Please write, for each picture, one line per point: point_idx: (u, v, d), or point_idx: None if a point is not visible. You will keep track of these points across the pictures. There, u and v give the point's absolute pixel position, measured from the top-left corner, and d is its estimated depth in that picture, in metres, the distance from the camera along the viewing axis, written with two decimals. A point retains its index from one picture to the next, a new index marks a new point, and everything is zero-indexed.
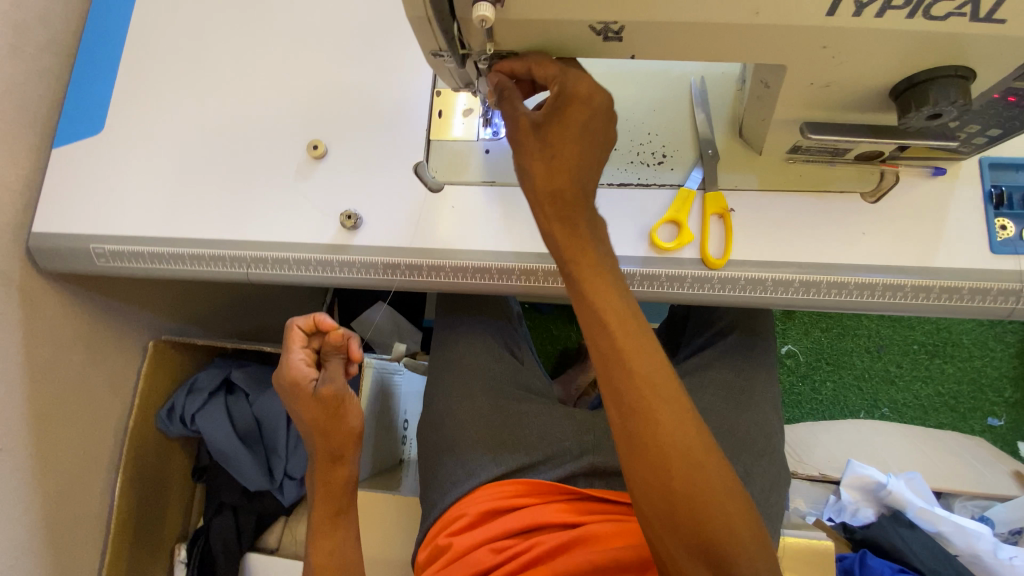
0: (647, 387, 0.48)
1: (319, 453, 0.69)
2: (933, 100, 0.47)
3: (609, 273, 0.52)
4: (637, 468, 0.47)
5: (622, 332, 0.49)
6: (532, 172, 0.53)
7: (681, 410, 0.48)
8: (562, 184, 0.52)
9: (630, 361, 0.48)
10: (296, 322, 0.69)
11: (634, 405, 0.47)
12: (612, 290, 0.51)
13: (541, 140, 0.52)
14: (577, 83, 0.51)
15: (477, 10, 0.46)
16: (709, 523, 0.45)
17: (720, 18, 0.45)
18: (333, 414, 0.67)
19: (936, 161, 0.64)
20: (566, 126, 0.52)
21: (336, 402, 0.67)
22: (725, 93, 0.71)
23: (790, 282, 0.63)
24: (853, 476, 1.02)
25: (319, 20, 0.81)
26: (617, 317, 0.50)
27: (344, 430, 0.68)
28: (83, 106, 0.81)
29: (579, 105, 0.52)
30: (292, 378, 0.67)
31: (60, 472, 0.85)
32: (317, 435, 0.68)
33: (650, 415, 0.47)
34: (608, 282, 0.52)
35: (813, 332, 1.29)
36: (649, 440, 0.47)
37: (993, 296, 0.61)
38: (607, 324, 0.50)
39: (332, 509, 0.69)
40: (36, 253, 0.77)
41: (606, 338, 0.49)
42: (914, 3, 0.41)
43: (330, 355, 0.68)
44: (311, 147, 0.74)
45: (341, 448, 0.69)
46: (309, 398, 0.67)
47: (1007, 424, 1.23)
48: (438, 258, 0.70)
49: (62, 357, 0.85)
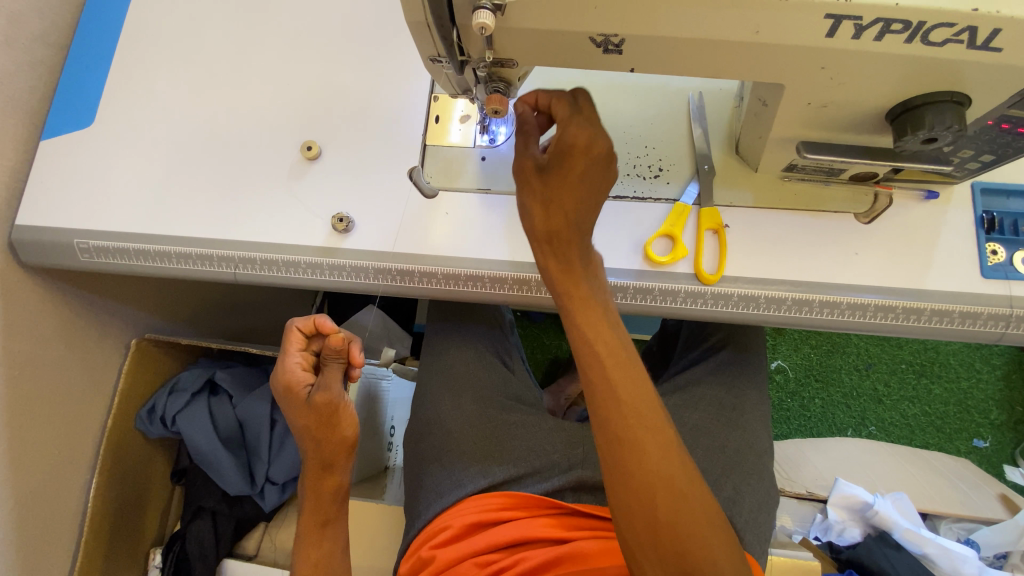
0: (634, 418, 0.48)
1: (310, 461, 0.67)
2: (929, 124, 0.47)
3: (601, 305, 0.53)
4: (621, 498, 0.47)
5: (611, 363, 0.50)
6: (531, 211, 0.54)
7: (666, 440, 0.48)
8: (558, 223, 0.53)
9: (618, 391, 0.49)
10: (295, 324, 0.66)
11: (622, 435, 0.47)
12: (602, 322, 0.52)
13: (541, 182, 0.53)
14: (575, 133, 0.50)
15: (477, 18, 0.45)
16: (692, 555, 0.44)
17: (720, 35, 0.45)
18: (327, 424, 0.65)
19: (929, 184, 0.65)
20: (563, 173, 0.51)
21: (330, 412, 0.65)
22: (723, 109, 0.71)
23: (782, 300, 0.63)
24: (840, 496, 1.00)
25: (319, 21, 0.81)
26: (607, 348, 0.51)
27: (338, 439, 0.67)
28: (76, 100, 0.80)
29: (579, 154, 0.50)
30: (287, 382, 0.65)
31: (32, 472, 0.82)
32: (309, 444, 0.67)
33: (636, 443, 0.47)
34: (599, 313, 0.53)
35: (803, 348, 1.30)
36: (635, 469, 0.46)
37: (983, 321, 0.61)
38: (597, 355, 0.50)
39: (320, 519, 0.68)
40: (19, 246, 0.75)
41: (597, 368, 0.50)
42: (913, 28, 0.42)
43: (327, 360, 0.65)
44: (305, 148, 0.73)
45: (332, 458, 0.67)
46: (303, 405, 0.65)
47: (992, 446, 1.24)
48: (430, 265, 0.69)
49: (40, 354, 0.82)
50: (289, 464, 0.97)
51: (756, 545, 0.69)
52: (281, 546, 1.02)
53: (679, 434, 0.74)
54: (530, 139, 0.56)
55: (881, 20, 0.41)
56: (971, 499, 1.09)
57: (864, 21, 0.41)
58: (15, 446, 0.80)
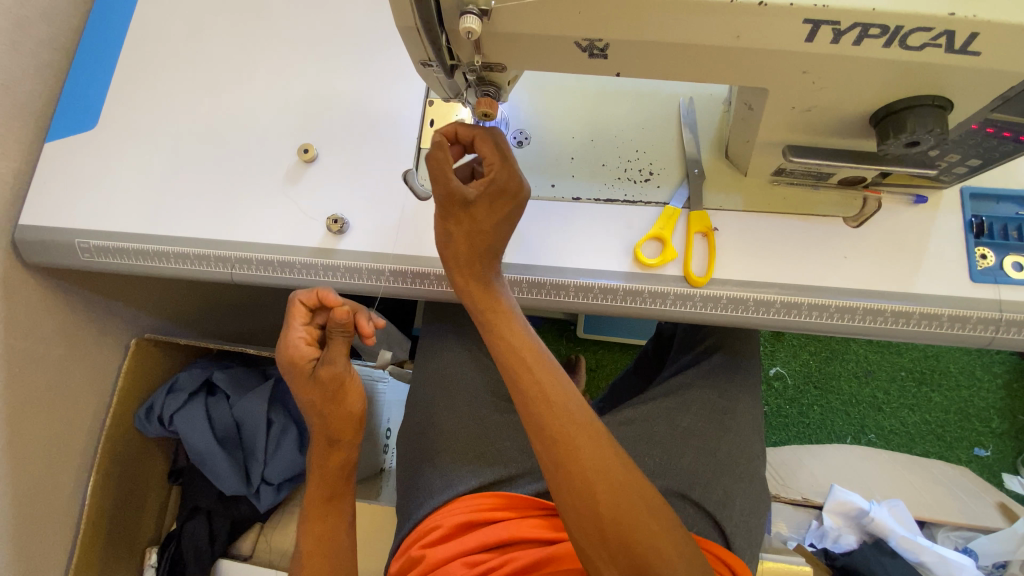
0: (562, 414, 0.56)
1: (317, 435, 0.68)
2: (911, 128, 0.48)
3: (515, 316, 0.62)
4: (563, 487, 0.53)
5: (538, 370, 0.59)
6: (454, 237, 0.61)
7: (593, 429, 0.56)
8: (481, 250, 0.61)
9: (543, 396, 0.57)
10: (299, 297, 0.65)
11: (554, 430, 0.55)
12: (519, 332, 0.61)
13: (468, 216, 0.60)
14: (506, 179, 0.59)
15: (464, 23, 0.46)
16: (628, 529, 0.50)
17: (701, 40, 0.45)
18: (331, 398, 0.66)
19: (918, 189, 0.65)
20: (489, 210, 0.60)
21: (334, 386, 0.65)
22: (714, 114, 0.72)
23: (771, 303, 0.64)
24: (837, 502, 0.99)
25: (318, 27, 0.82)
26: (527, 348, 0.60)
27: (344, 411, 0.67)
28: (80, 103, 0.81)
29: (507, 198, 0.60)
30: (290, 357, 0.65)
31: (31, 469, 0.84)
32: (314, 417, 0.67)
33: (570, 441, 0.54)
34: (513, 321, 0.62)
35: (802, 355, 1.30)
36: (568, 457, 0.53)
37: (973, 325, 0.62)
38: (523, 362, 0.59)
39: (326, 493, 0.70)
40: (22, 246, 0.76)
41: (527, 375, 0.58)
42: (891, 33, 0.42)
43: (332, 334, 0.64)
44: (301, 151, 0.75)
45: (339, 431, 0.68)
46: (307, 379, 0.65)
47: (993, 454, 1.23)
48: (423, 266, 0.70)
49: (41, 352, 0.84)
50: (285, 464, 0.99)
51: (745, 549, 0.69)
52: (276, 547, 1.02)
53: (670, 437, 0.75)
54: (449, 173, 0.57)
55: (860, 25, 0.42)
56: (969, 508, 1.07)
57: (843, 25, 0.42)
58: (14, 442, 0.81)
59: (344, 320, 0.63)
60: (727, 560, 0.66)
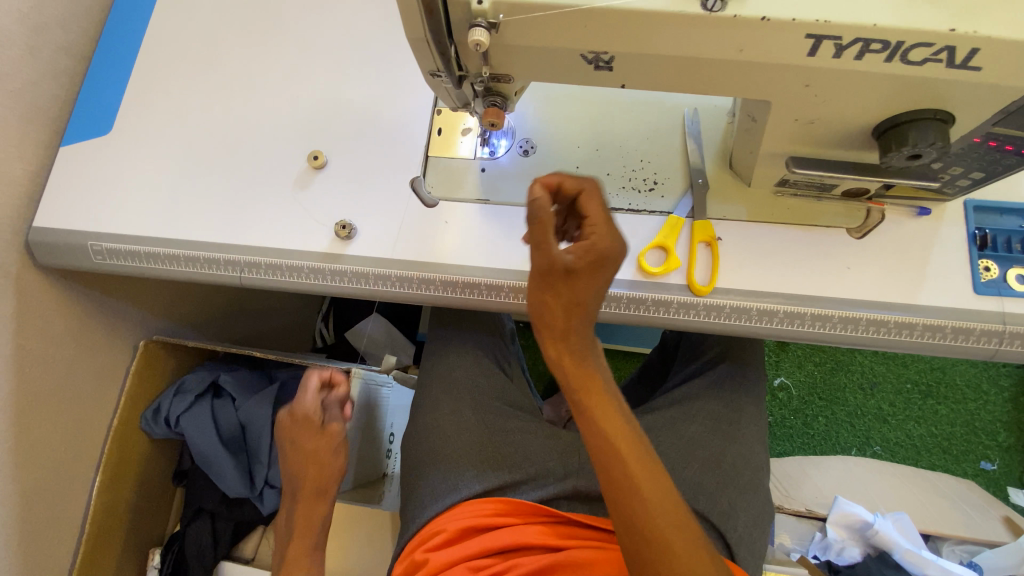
0: (658, 514, 0.48)
1: (307, 485, 0.76)
2: (913, 141, 0.48)
3: (612, 399, 0.53)
4: None
5: (631, 456, 0.50)
6: (545, 305, 0.52)
7: (691, 532, 0.48)
8: (573, 322, 0.52)
9: (646, 524, 0.48)
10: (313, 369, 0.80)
11: (649, 535, 0.48)
12: (618, 425, 0.51)
13: (569, 286, 0.51)
14: (608, 241, 0.51)
15: (472, 36, 0.47)
16: None
17: (705, 53, 0.46)
18: (328, 452, 0.76)
19: (921, 201, 0.65)
20: (592, 279, 0.51)
21: (334, 441, 0.77)
22: (718, 125, 0.73)
23: (774, 312, 0.64)
24: (840, 513, 0.99)
25: (329, 36, 0.84)
26: (628, 446, 0.50)
27: (334, 467, 0.77)
28: (95, 108, 0.83)
29: (606, 263, 0.51)
30: (303, 410, 0.77)
31: (38, 468, 0.84)
32: (308, 467, 0.76)
33: (667, 551, 0.47)
34: (611, 408, 0.52)
35: (806, 366, 1.29)
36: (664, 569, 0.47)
37: (976, 337, 0.62)
38: (614, 446, 0.50)
39: (306, 543, 0.74)
40: (36, 248, 0.78)
41: (618, 465, 0.50)
42: (891, 48, 0.43)
43: (332, 403, 0.80)
44: (311, 157, 0.76)
45: (326, 482, 0.77)
46: (312, 431, 0.77)
47: (1000, 468, 1.22)
48: (429, 271, 0.71)
49: (51, 353, 0.85)
50: None
51: (747, 559, 0.69)
52: None
53: (673, 446, 0.75)
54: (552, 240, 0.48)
55: (861, 40, 0.43)
56: (974, 522, 1.06)
57: (844, 40, 0.43)
58: (22, 441, 0.82)
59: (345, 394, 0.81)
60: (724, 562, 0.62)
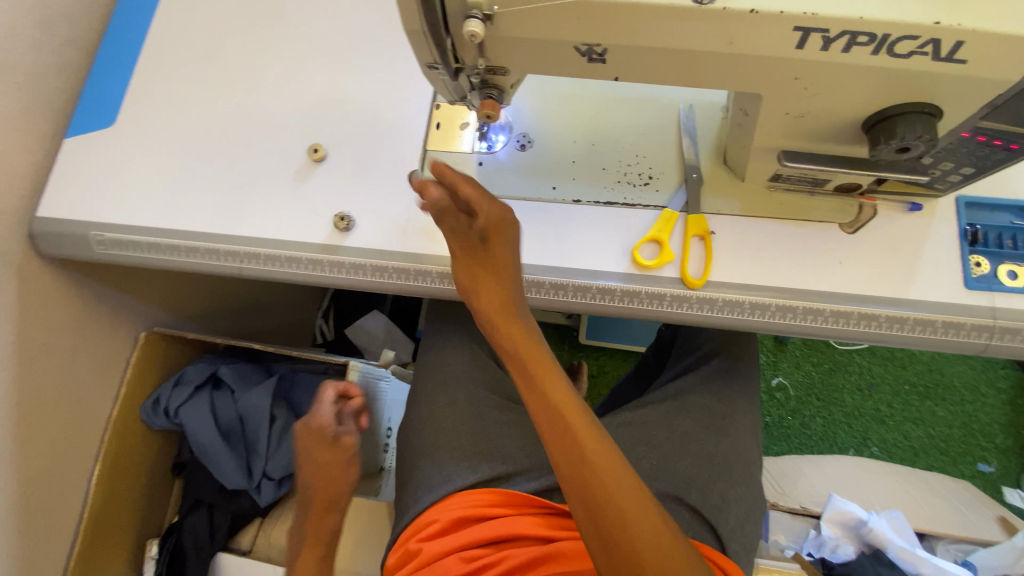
0: (604, 473, 0.50)
1: (316, 503, 0.72)
2: (901, 133, 0.49)
3: (554, 368, 0.56)
4: (605, 556, 0.49)
5: (574, 419, 0.52)
6: (476, 284, 0.56)
7: (639, 491, 0.50)
8: (506, 297, 0.56)
9: (597, 487, 0.50)
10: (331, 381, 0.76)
11: (598, 495, 0.49)
12: (564, 395, 0.53)
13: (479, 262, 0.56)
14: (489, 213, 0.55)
15: (466, 27, 0.48)
16: None
17: (696, 46, 0.47)
18: (342, 467, 0.73)
19: (913, 197, 0.66)
20: (490, 249, 0.56)
21: (348, 455, 0.74)
22: (713, 121, 0.74)
23: (766, 306, 0.64)
24: (834, 511, 0.99)
25: (331, 31, 0.85)
26: (570, 409, 0.53)
27: (345, 486, 0.74)
28: (99, 100, 0.85)
29: (495, 233, 0.56)
30: (316, 424, 0.72)
31: (38, 456, 0.85)
32: (320, 482, 0.72)
33: (616, 508, 0.49)
34: (556, 379, 0.55)
35: (804, 366, 1.30)
36: (614, 526, 0.48)
37: (967, 331, 0.62)
38: (557, 409, 0.53)
39: (314, 565, 0.70)
40: (39, 238, 0.79)
41: (562, 426, 0.52)
42: (878, 41, 0.44)
43: (346, 415, 0.76)
44: (312, 150, 0.77)
45: (337, 498, 0.73)
46: (326, 445, 0.72)
47: (997, 470, 1.21)
48: (425, 263, 0.72)
49: (53, 341, 0.86)
50: (287, 459, 1.01)
51: (739, 552, 0.70)
52: (275, 543, 1.03)
53: (666, 439, 0.75)
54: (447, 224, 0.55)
55: (848, 33, 0.43)
56: (969, 521, 1.06)
57: (832, 33, 0.44)
58: (23, 429, 0.83)
59: (360, 406, 0.77)
60: (722, 563, 0.64)
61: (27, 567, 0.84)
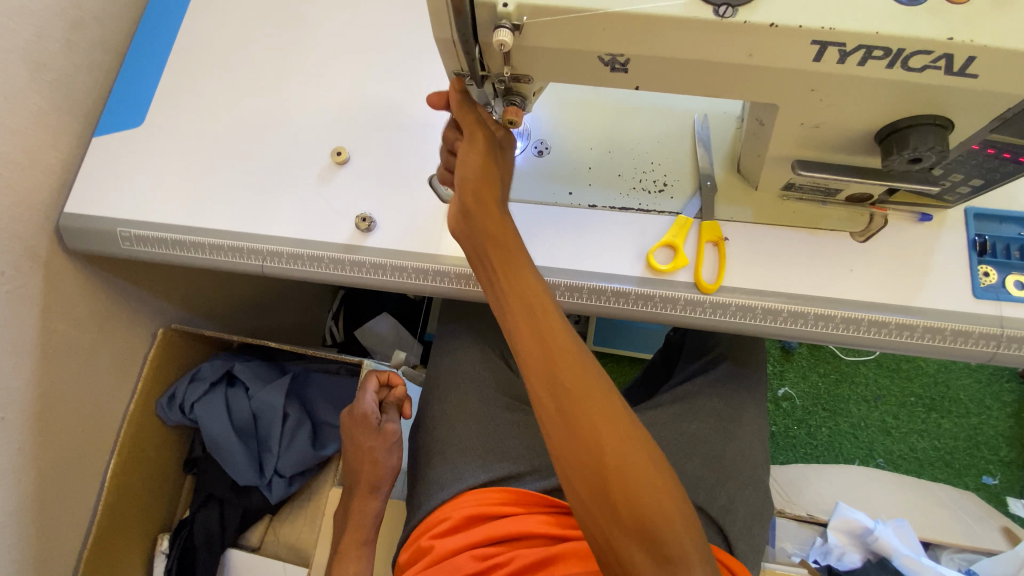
0: (571, 361, 0.52)
1: (362, 481, 0.81)
2: (913, 145, 0.51)
3: (531, 265, 0.58)
4: (568, 441, 0.50)
5: (546, 310, 0.55)
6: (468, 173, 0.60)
7: (606, 385, 0.52)
8: (492, 191, 0.60)
9: (561, 370, 0.52)
10: (375, 372, 0.86)
11: (566, 380, 0.51)
12: (534, 286, 0.56)
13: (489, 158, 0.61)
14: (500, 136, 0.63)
15: (498, 36, 0.49)
16: (637, 498, 0.48)
17: (717, 57, 0.49)
18: (383, 453, 0.81)
19: (923, 207, 0.68)
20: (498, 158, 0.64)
21: (388, 442, 0.82)
22: (726, 131, 0.75)
23: (778, 311, 0.66)
24: (840, 520, 0.99)
25: (355, 38, 0.88)
26: (543, 302, 0.55)
27: (388, 466, 0.82)
28: (127, 101, 0.87)
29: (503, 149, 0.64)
30: (362, 411, 0.82)
31: (57, 447, 0.87)
32: (364, 464, 0.81)
33: (581, 393, 0.51)
34: (532, 274, 0.57)
35: (810, 376, 1.31)
36: (578, 410, 0.50)
37: (975, 340, 0.63)
38: (531, 300, 0.55)
39: (360, 536, 0.79)
40: (66, 233, 0.81)
41: (533, 315, 0.55)
42: (893, 55, 0.45)
43: (389, 405, 0.85)
44: (335, 153, 0.79)
45: (379, 480, 0.81)
46: (370, 430, 0.82)
47: (1001, 483, 1.22)
48: (443, 264, 0.74)
49: (75, 335, 0.88)
50: (299, 457, 1.01)
51: (748, 554, 0.71)
52: (284, 539, 1.05)
53: (675, 441, 0.77)
54: (484, 146, 0.60)
55: (864, 47, 0.45)
56: (973, 531, 1.06)
57: (848, 46, 0.45)
58: (44, 420, 0.84)
59: (401, 396, 0.85)
60: (727, 560, 0.67)
61: (43, 557, 0.85)
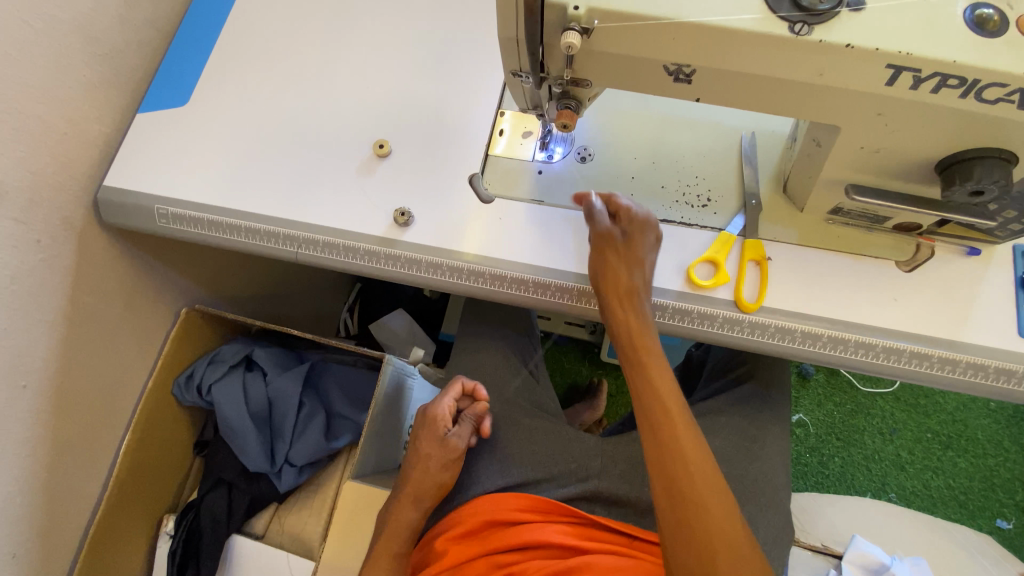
0: (695, 469, 0.55)
1: (407, 486, 0.75)
2: (978, 176, 0.50)
3: (662, 366, 0.62)
4: (683, 551, 0.53)
5: (675, 413, 0.58)
6: (605, 271, 0.65)
7: (723, 497, 0.55)
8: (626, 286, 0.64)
9: (681, 478, 0.55)
10: (462, 380, 0.80)
11: (686, 487, 0.54)
12: (668, 391, 0.60)
13: (626, 256, 0.65)
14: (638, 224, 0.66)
15: (566, 37, 0.49)
16: None
17: (785, 74, 0.49)
18: (438, 466, 0.76)
19: (971, 241, 0.67)
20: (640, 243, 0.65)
21: (447, 459, 0.76)
22: (773, 151, 0.75)
23: (818, 336, 0.65)
24: (857, 552, 0.97)
25: (404, 34, 0.88)
26: (673, 406, 0.59)
27: (438, 482, 0.75)
28: (172, 81, 0.88)
29: (643, 232, 0.66)
30: (434, 416, 0.78)
31: (75, 418, 0.86)
32: (417, 469, 0.75)
33: (700, 503, 0.54)
34: (662, 376, 0.61)
35: (826, 405, 1.29)
36: (696, 519, 0.53)
37: (1018, 380, 0.62)
38: (659, 402, 0.59)
39: (392, 546, 0.71)
40: (103, 206, 0.82)
41: (659, 415, 0.59)
42: (968, 85, 0.45)
43: (467, 418, 0.78)
44: (377, 146, 0.79)
45: (426, 492, 0.75)
46: (435, 439, 0.77)
47: (1016, 528, 1.20)
48: (480, 264, 0.73)
49: (102, 307, 0.88)
50: (310, 447, 1.00)
51: None
52: (288, 530, 1.04)
53: None
54: (613, 245, 0.65)
55: (939, 75, 0.45)
56: None
57: (923, 73, 0.45)
58: (64, 390, 0.84)
59: (483, 411, 0.78)
60: None
61: (52, 527, 0.85)
